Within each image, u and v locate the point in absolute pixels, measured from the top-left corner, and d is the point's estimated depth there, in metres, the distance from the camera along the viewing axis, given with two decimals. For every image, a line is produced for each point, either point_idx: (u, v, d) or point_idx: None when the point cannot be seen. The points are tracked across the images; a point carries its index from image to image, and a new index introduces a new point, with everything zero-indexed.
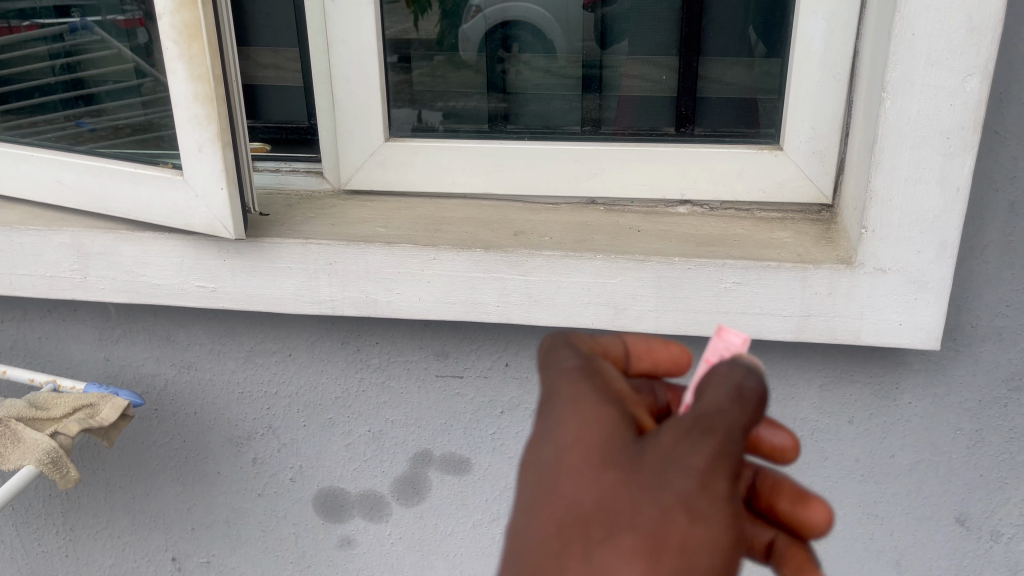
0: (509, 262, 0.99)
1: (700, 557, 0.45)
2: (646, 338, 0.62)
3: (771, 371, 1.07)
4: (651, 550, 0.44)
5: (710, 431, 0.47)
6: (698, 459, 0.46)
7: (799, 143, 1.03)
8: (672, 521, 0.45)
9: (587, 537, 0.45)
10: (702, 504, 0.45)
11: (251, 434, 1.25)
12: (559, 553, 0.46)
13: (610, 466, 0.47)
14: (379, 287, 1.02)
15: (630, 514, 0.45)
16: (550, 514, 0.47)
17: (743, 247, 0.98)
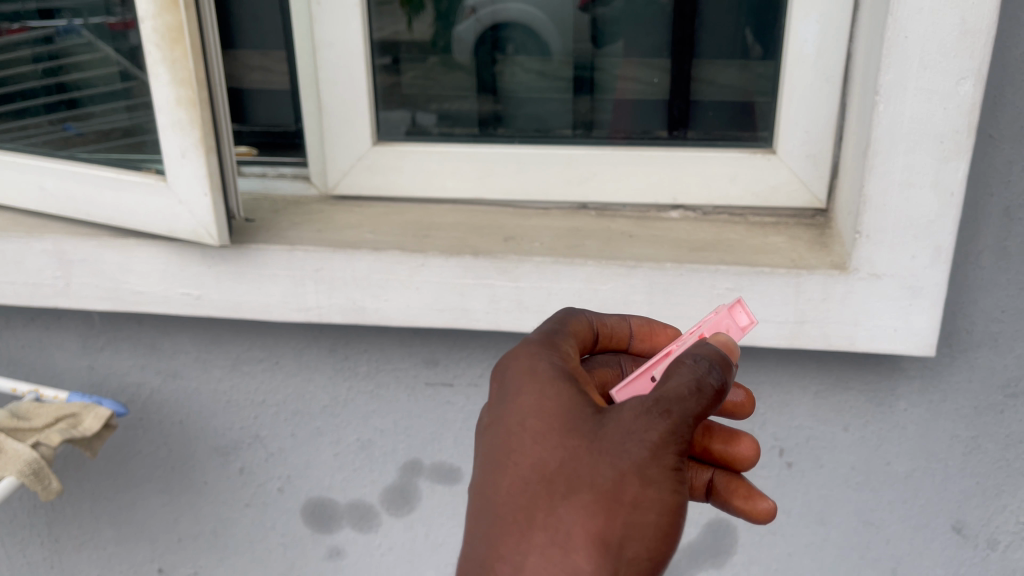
0: (499, 268, 0.97)
1: (649, 513, 0.57)
2: (648, 321, 0.75)
3: (765, 378, 1.06)
4: (606, 506, 0.57)
5: (666, 412, 0.57)
6: (649, 435, 0.57)
7: (791, 147, 1.02)
8: (625, 484, 0.57)
9: (553, 494, 0.58)
10: (653, 473, 0.56)
11: (238, 444, 1.23)
12: (530, 505, 0.59)
13: (573, 436, 0.59)
14: (367, 294, 1.01)
15: (589, 477, 0.57)
16: (522, 473, 0.60)
17: (736, 253, 0.97)
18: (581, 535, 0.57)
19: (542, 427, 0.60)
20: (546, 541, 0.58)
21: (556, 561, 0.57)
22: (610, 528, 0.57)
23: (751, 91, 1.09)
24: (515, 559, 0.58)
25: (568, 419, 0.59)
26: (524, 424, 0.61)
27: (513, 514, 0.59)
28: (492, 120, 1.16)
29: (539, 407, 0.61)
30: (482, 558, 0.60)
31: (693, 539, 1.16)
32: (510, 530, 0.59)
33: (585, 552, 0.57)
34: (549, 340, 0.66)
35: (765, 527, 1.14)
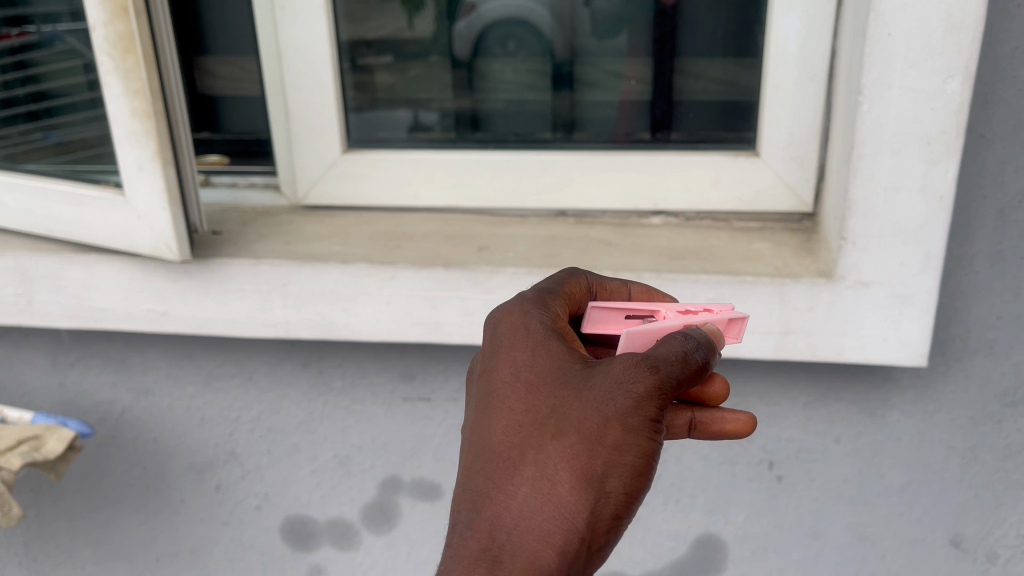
0: (470, 280, 0.94)
1: (630, 455, 0.59)
2: (647, 288, 0.76)
3: (753, 390, 1.02)
4: (591, 448, 0.59)
5: (651, 369, 0.59)
6: (634, 387, 0.59)
7: (776, 148, 0.98)
8: (609, 429, 0.59)
9: (542, 436, 0.60)
10: (636, 420, 0.59)
11: (214, 461, 1.20)
12: (519, 447, 0.61)
13: (562, 386, 0.61)
14: (336, 308, 0.97)
15: (578, 421, 0.60)
16: (513, 418, 0.62)
17: (718, 261, 0.93)
18: (566, 472, 0.59)
19: (534, 379, 0.62)
20: (532, 477, 0.60)
21: (542, 495, 0.59)
22: (592, 467, 0.59)
23: (737, 91, 1.05)
24: (504, 492, 0.60)
25: (558, 372, 0.62)
26: (516, 376, 0.63)
27: (503, 453, 0.61)
28: (468, 127, 1.13)
29: (532, 360, 0.63)
30: (472, 494, 0.61)
31: (681, 555, 1.12)
32: (500, 466, 0.61)
33: (570, 487, 0.59)
34: (545, 303, 0.68)
35: (757, 542, 1.10)
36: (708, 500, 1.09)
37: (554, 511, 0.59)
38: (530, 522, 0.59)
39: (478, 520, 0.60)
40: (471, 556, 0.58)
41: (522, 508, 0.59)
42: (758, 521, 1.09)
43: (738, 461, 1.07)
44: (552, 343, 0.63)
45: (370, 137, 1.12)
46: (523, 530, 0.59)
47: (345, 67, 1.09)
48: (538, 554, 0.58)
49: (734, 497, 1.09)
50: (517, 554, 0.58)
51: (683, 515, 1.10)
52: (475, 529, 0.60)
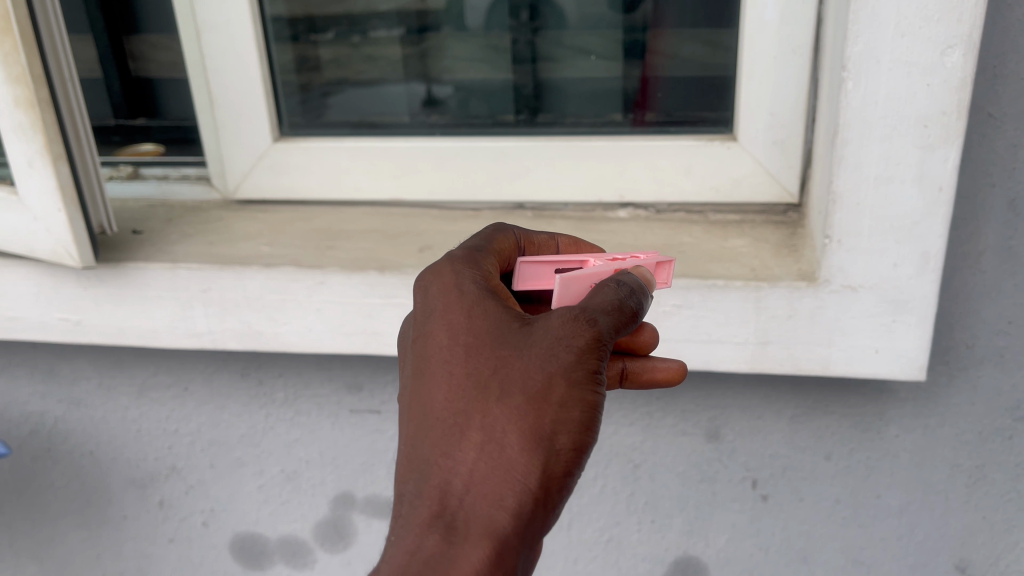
0: (409, 286, 0.83)
1: (578, 412, 0.55)
2: (575, 239, 0.71)
3: (731, 401, 0.91)
4: (537, 408, 0.54)
5: (589, 323, 0.55)
6: (574, 343, 0.54)
7: (754, 132, 0.86)
8: (552, 387, 0.54)
9: (486, 399, 0.55)
10: (580, 376, 0.54)
11: (155, 476, 1.11)
12: (463, 412, 0.56)
13: (502, 346, 0.56)
14: (263, 317, 0.88)
15: (521, 382, 0.55)
16: (454, 382, 0.56)
17: (687, 261, 0.82)
18: (514, 434, 0.54)
19: (473, 341, 0.57)
20: (479, 442, 0.55)
21: (492, 458, 0.55)
22: (540, 426, 0.54)
23: (714, 64, 0.92)
24: (452, 458, 0.55)
25: (497, 332, 0.56)
26: (453, 338, 0.57)
27: (447, 419, 0.56)
28: (429, 110, 1.03)
29: (468, 322, 0.57)
30: (420, 461, 0.56)
31: None
32: (444, 433, 0.56)
33: (519, 449, 0.54)
34: (478, 261, 0.61)
35: (741, 566, 1.00)
36: (687, 520, 0.99)
37: (506, 475, 0.54)
38: (483, 488, 0.54)
39: (429, 487, 0.55)
40: (426, 524, 0.55)
41: (472, 474, 0.55)
42: (742, 544, 0.99)
43: (717, 479, 0.96)
44: (489, 304, 0.57)
45: (356, 114, 1.04)
46: (476, 495, 0.55)
47: (354, 41, 1.02)
48: (493, 519, 0.54)
49: (714, 517, 0.98)
50: (471, 518, 0.54)
51: (659, 536, 1.00)
52: (425, 497, 0.55)
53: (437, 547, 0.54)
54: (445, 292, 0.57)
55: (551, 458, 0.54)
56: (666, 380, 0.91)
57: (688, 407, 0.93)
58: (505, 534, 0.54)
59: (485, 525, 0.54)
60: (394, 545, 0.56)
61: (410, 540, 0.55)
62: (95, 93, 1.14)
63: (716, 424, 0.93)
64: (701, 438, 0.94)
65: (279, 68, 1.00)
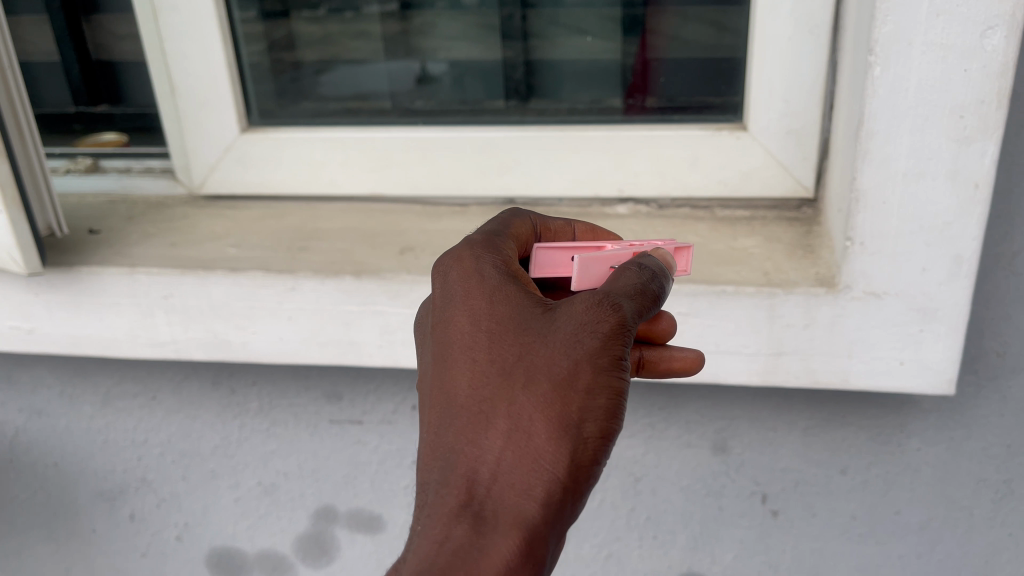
0: (389, 292, 0.76)
1: (607, 397, 0.52)
2: (591, 225, 0.69)
3: (739, 412, 0.85)
4: (564, 394, 0.52)
5: (613, 309, 0.53)
6: (600, 329, 0.52)
7: (766, 120, 0.78)
8: (580, 373, 0.52)
9: (512, 385, 0.53)
10: (607, 361, 0.52)
11: (124, 488, 1.04)
12: (490, 399, 0.53)
13: (526, 332, 0.54)
14: (230, 326, 0.80)
15: (547, 368, 0.52)
16: (478, 369, 0.54)
17: (693, 263, 0.75)
18: (542, 421, 0.52)
19: (496, 328, 0.55)
20: (506, 430, 0.53)
21: (519, 446, 0.52)
22: (568, 412, 0.52)
23: (725, 43, 0.84)
24: (479, 446, 0.53)
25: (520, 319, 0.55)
26: (475, 326, 0.55)
27: (473, 407, 0.53)
28: (416, 96, 0.95)
29: (491, 309, 0.55)
30: (446, 451, 0.54)
31: None
32: (470, 421, 0.53)
33: (548, 436, 0.52)
34: (496, 248, 0.60)
35: None
36: (691, 537, 0.92)
37: (534, 463, 0.52)
38: (511, 478, 0.52)
39: (456, 477, 0.53)
40: (453, 513, 0.52)
41: (500, 463, 0.52)
42: (750, 561, 0.92)
43: (724, 493, 0.89)
44: (511, 290, 0.56)
45: (346, 95, 0.96)
46: (504, 483, 0.52)
47: (347, 17, 0.92)
48: (522, 508, 0.51)
49: (720, 533, 0.91)
50: (501, 507, 0.52)
51: (662, 552, 0.93)
52: (452, 488, 0.52)
53: (465, 537, 0.51)
54: (467, 279, 0.56)
55: (581, 445, 0.52)
56: (669, 390, 0.85)
57: (693, 418, 0.86)
58: (535, 524, 0.51)
59: (513, 515, 0.51)
60: (419, 539, 0.53)
61: (437, 531, 0.51)
62: (53, 79, 1.06)
63: (723, 436, 0.86)
64: (707, 451, 0.87)
65: (247, 46, 0.91)
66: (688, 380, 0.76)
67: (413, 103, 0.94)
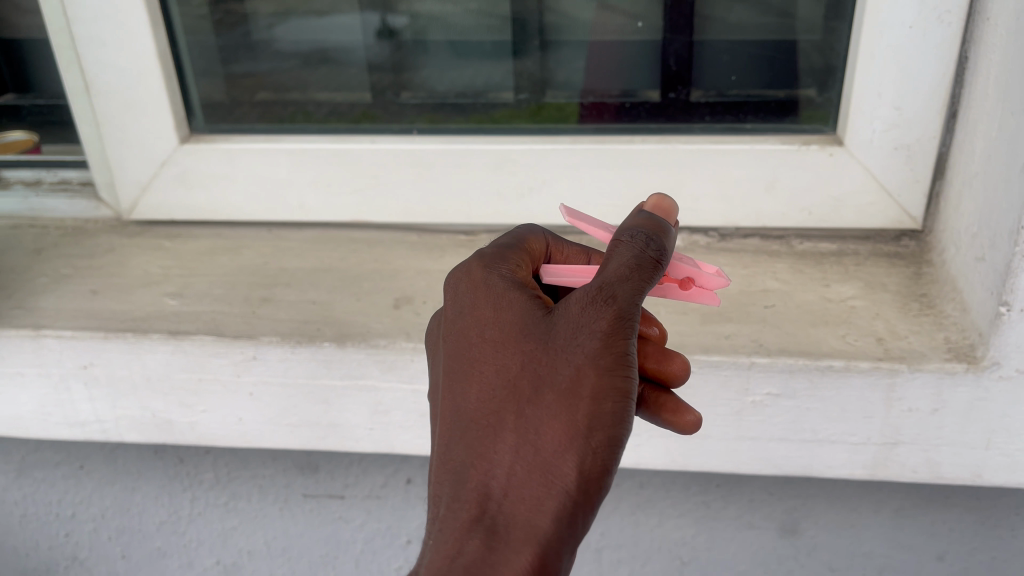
0: (382, 364, 0.57)
1: (619, 401, 0.37)
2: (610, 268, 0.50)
3: (815, 491, 0.68)
4: (570, 397, 0.38)
5: (611, 296, 0.38)
6: (601, 324, 0.38)
7: (868, 132, 0.60)
8: (587, 367, 0.38)
9: (517, 388, 0.39)
10: (609, 360, 0.37)
11: (50, 568, 0.85)
12: (492, 404, 0.40)
13: (523, 333, 0.40)
14: (172, 403, 0.62)
15: (552, 362, 0.39)
16: (479, 372, 0.41)
17: (780, 325, 0.57)
18: (548, 427, 0.38)
19: (495, 324, 0.41)
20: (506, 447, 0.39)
21: (526, 456, 0.38)
22: (575, 418, 0.37)
23: (816, 24, 0.62)
24: (484, 459, 0.39)
25: (524, 308, 0.41)
26: (471, 324, 0.42)
27: (474, 414, 0.40)
28: (397, 62, 0.69)
29: (482, 302, 0.42)
30: (446, 468, 0.40)
31: None
32: (473, 430, 0.40)
33: (556, 444, 0.38)
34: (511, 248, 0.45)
35: None
36: None
37: (542, 477, 0.38)
38: (519, 494, 0.38)
39: (459, 494, 0.39)
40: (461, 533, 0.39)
41: (507, 477, 0.38)
42: None
43: None
44: (504, 286, 0.42)
45: (303, 49, 0.69)
46: (514, 500, 0.38)
47: None
48: (534, 529, 0.37)
49: None
50: (510, 527, 0.38)
51: None
52: (456, 506, 0.39)
53: (471, 561, 0.37)
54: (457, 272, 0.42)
55: (598, 455, 0.37)
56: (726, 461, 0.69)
57: (755, 496, 0.70)
58: (556, 548, 0.37)
59: (523, 537, 0.37)
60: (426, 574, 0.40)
61: (439, 559, 0.38)
62: None
63: (794, 516, 0.70)
64: (773, 533, 0.71)
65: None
66: (771, 472, 0.59)
67: (396, 89, 0.69)
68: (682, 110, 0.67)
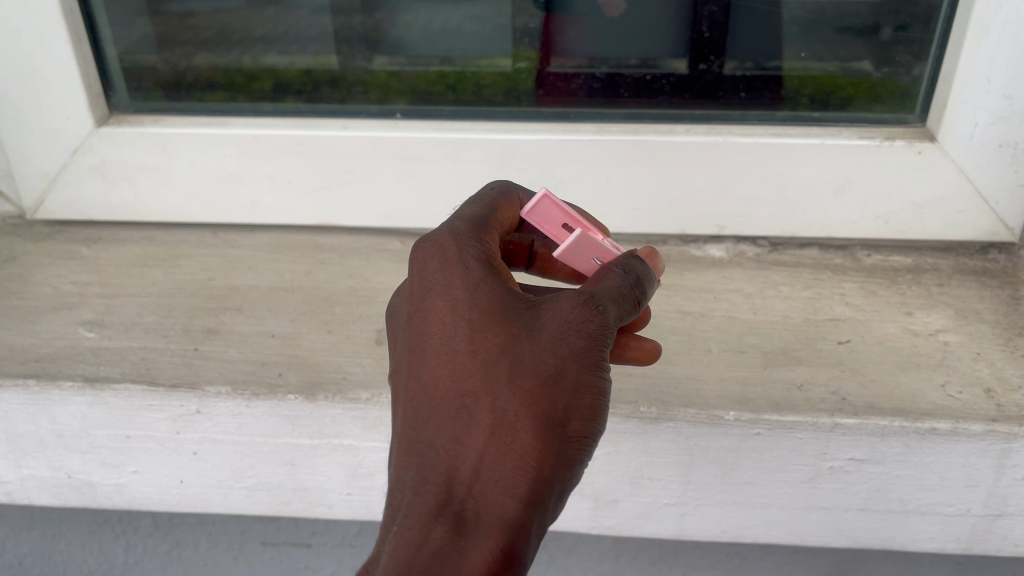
0: (363, 422, 0.45)
1: (598, 394, 0.32)
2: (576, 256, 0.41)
3: (874, 559, 0.55)
4: (550, 385, 0.32)
5: (602, 303, 0.33)
6: (589, 321, 0.32)
7: (970, 125, 0.48)
8: (570, 355, 0.32)
9: (494, 366, 0.32)
10: (596, 356, 0.32)
11: None
12: (466, 382, 0.32)
13: (500, 315, 0.33)
14: (94, 463, 0.48)
15: (532, 346, 0.32)
16: (448, 346, 0.33)
17: (862, 369, 0.46)
18: (526, 410, 0.31)
19: (468, 296, 0.33)
20: (471, 431, 0.32)
21: (501, 441, 0.31)
22: (554, 407, 0.31)
23: None
24: (445, 440, 0.32)
25: (498, 285, 0.34)
26: (440, 296, 0.34)
27: (442, 391, 0.33)
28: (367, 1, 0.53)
29: (452, 275, 0.34)
30: (405, 448, 0.33)
31: None
32: (434, 409, 0.33)
33: (533, 431, 0.31)
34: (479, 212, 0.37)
35: None
36: None
37: (518, 464, 0.31)
38: (490, 480, 0.31)
39: (421, 478, 0.32)
40: (419, 516, 0.31)
41: (477, 462, 0.31)
42: None
43: None
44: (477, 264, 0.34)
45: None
46: (481, 487, 0.31)
47: None
48: (503, 518, 0.31)
49: None
50: (477, 516, 0.31)
51: None
52: (418, 492, 0.32)
53: (439, 552, 0.30)
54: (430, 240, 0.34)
55: (574, 449, 0.31)
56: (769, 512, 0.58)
57: (799, 562, 0.56)
58: (527, 539, 0.31)
59: (493, 527, 0.30)
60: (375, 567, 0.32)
61: (400, 551, 0.30)
62: None
63: None
64: None
65: None
66: (842, 545, 0.48)
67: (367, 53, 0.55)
68: (713, 86, 0.53)
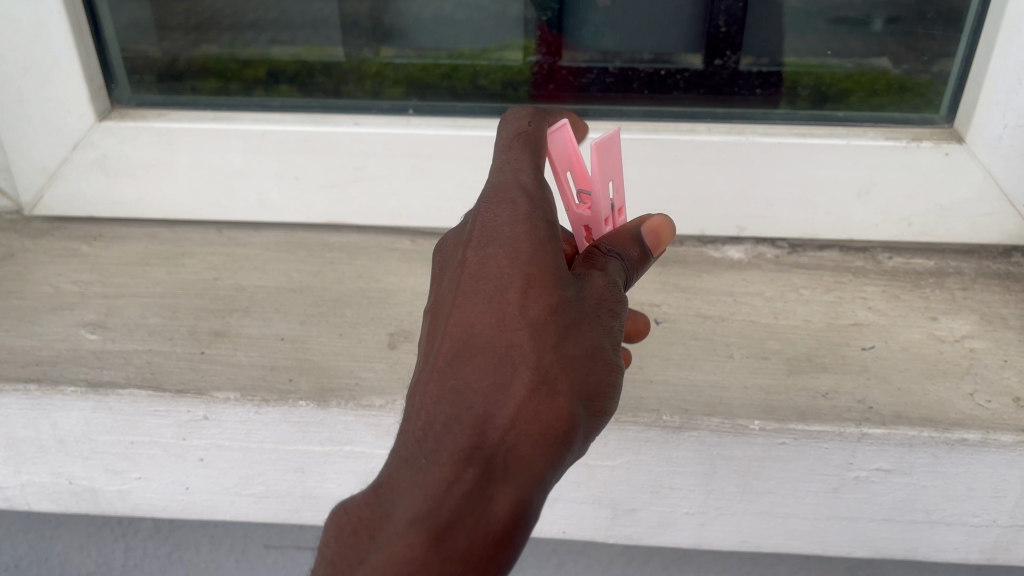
0: (376, 429, 0.44)
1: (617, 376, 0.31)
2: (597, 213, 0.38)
3: (889, 565, 0.54)
4: (588, 357, 0.30)
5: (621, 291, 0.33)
6: (621, 303, 0.32)
7: (999, 127, 0.47)
8: (603, 333, 0.31)
9: (546, 322, 0.30)
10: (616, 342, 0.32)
11: None
12: (516, 330, 0.29)
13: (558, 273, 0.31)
14: (97, 468, 0.47)
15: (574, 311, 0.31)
16: (502, 291, 0.30)
17: (888, 376, 0.45)
18: (568, 373, 0.29)
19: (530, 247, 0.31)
20: (513, 378, 0.29)
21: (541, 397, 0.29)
22: (589, 379, 0.30)
23: None
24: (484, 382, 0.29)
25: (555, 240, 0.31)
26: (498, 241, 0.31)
27: (481, 334, 0.29)
28: None
29: (520, 224, 0.31)
30: (431, 381, 0.29)
31: None
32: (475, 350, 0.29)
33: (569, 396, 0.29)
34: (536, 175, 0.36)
35: None
36: None
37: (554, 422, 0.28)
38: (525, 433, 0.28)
39: (449, 416, 0.28)
40: (445, 457, 0.27)
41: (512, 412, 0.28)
42: None
43: None
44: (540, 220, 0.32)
45: None
46: (512, 441, 0.28)
47: None
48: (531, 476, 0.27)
49: None
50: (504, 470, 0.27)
51: None
52: (447, 431, 0.27)
53: (467, 496, 0.26)
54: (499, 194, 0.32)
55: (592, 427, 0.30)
56: None
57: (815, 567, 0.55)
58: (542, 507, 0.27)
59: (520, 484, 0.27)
60: (380, 498, 0.27)
61: (423, 490, 0.26)
62: None
63: None
64: None
65: None
66: (865, 555, 0.47)
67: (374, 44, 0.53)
68: (727, 82, 0.52)
